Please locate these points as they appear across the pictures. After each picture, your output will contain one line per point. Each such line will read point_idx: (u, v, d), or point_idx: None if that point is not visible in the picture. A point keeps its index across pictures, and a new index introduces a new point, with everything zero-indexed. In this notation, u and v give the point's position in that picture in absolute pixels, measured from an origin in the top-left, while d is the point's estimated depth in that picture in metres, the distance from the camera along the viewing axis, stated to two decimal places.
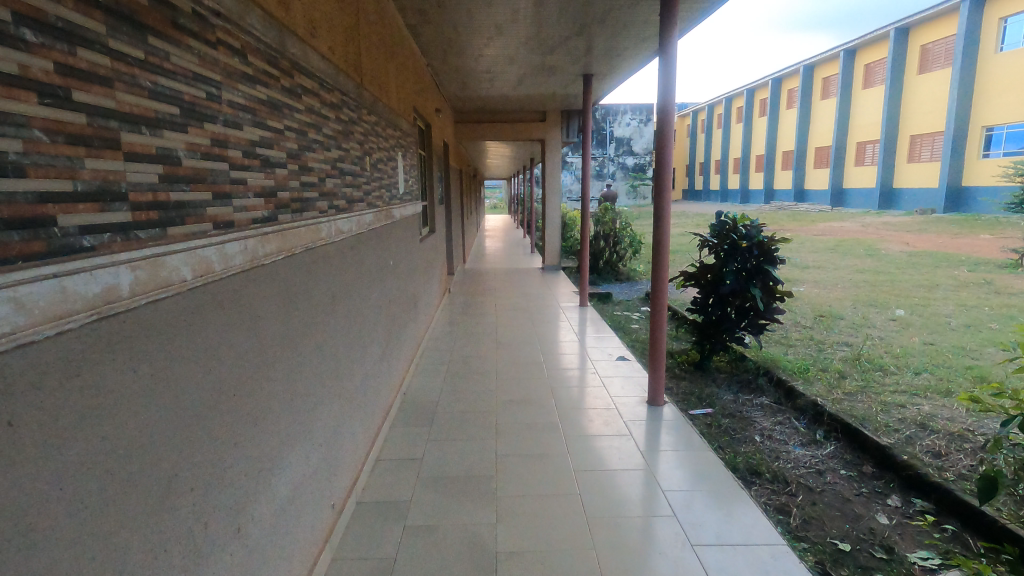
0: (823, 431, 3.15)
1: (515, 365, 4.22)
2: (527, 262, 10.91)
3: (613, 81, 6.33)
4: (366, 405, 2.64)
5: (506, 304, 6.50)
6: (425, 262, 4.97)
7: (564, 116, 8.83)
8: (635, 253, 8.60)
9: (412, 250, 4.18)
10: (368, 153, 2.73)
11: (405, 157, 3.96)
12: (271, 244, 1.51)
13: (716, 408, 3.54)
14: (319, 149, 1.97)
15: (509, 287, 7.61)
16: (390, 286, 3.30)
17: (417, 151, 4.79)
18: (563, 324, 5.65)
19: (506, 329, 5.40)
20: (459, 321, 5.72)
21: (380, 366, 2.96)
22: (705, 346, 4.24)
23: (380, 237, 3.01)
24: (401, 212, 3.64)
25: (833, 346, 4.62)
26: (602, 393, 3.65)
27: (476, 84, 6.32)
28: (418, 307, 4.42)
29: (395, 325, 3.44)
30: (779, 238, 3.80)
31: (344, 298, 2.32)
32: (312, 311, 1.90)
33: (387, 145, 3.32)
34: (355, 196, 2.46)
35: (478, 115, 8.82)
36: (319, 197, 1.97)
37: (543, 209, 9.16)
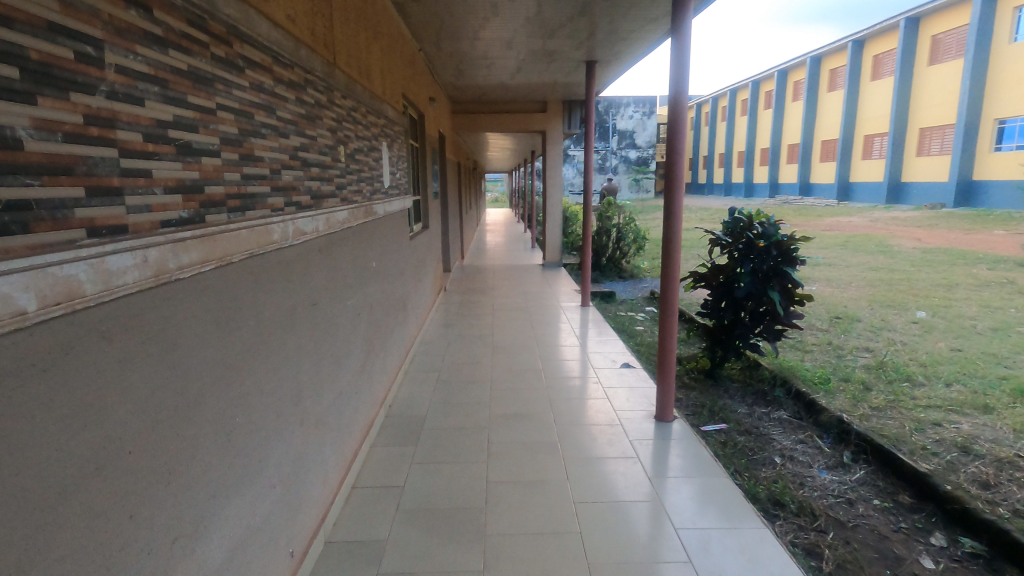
0: (850, 452, 2.84)
1: (511, 373, 3.92)
2: (528, 258, 10.59)
3: (617, 68, 5.99)
4: (340, 428, 2.34)
5: (504, 304, 6.19)
6: (417, 260, 4.66)
7: (565, 107, 8.48)
8: (639, 249, 8.26)
9: (400, 250, 3.86)
10: (343, 142, 2.40)
11: (392, 149, 3.64)
12: (193, 252, 1.19)
13: (730, 424, 3.23)
14: (272, 135, 1.64)
15: (508, 285, 7.30)
16: (372, 291, 3.00)
17: (407, 142, 4.48)
18: (563, 327, 5.34)
19: (502, 332, 5.07)
20: (454, 322, 5.40)
21: (359, 381, 2.67)
22: (716, 353, 3.93)
23: (358, 237, 2.69)
24: (386, 209, 3.32)
25: (853, 352, 4.31)
26: (605, 407, 3.34)
27: (472, 71, 6.00)
28: (408, 310, 4.11)
29: (379, 333, 3.13)
30: (799, 237, 3.48)
31: (311, 310, 2.02)
32: (264, 331, 1.60)
33: (370, 134, 2.99)
34: (323, 191, 2.13)
35: (477, 105, 8.47)
36: (272, 192, 1.65)
37: (543, 204, 8.83)
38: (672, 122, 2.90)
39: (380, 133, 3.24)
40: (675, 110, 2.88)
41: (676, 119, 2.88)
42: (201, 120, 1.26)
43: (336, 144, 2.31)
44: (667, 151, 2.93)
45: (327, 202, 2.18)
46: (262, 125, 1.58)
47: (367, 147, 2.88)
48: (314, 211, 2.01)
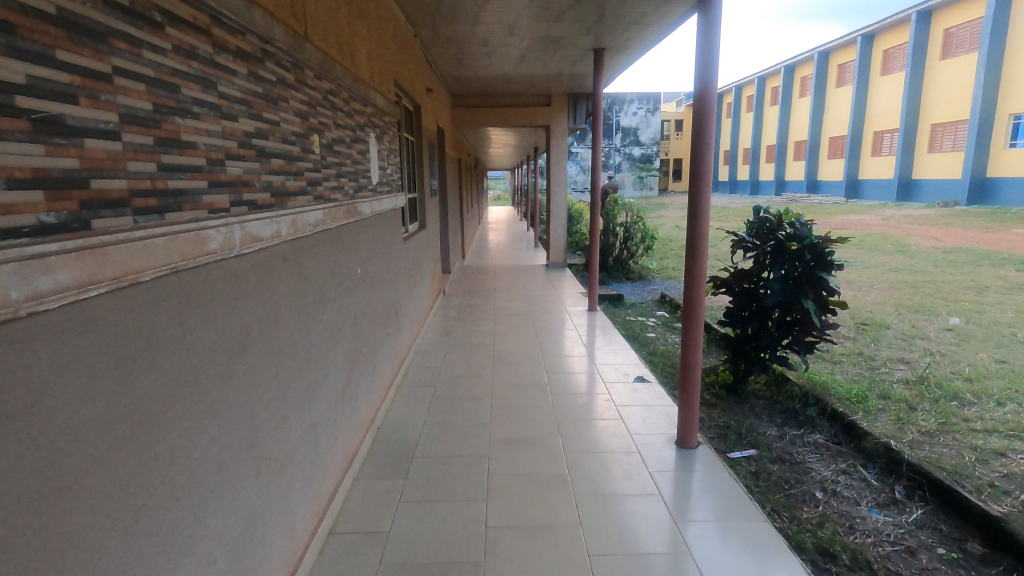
0: (902, 486, 2.49)
1: (513, 388, 3.57)
2: (530, 259, 10.21)
3: (627, 57, 5.63)
4: (315, 466, 1.99)
5: (506, 308, 5.84)
6: (412, 264, 4.30)
7: (571, 100, 8.12)
8: (647, 249, 7.89)
9: (391, 254, 3.50)
10: (316, 130, 2.05)
11: (383, 141, 3.28)
12: (65, 272, 0.84)
13: (761, 450, 2.87)
14: (210, 115, 1.29)
15: (511, 287, 6.95)
16: (355, 303, 2.64)
17: (401, 135, 4.13)
18: (569, 334, 5.00)
19: (504, 340, 4.72)
20: (453, 329, 5.04)
21: (339, 406, 2.31)
22: (740, 366, 3.57)
23: (338, 242, 2.33)
24: (374, 208, 2.96)
25: (888, 365, 3.95)
26: (619, 430, 2.98)
27: (472, 60, 5.65)
28: (401, 318, 3.76)
29: (364, 349, 2.78)
30: (836, 238, 3.11)
31: (272, 334, 1.65)
32: (200, 368, 1.24)
33: (354, 124, 2.64)
34: (289, 187, 1.78)
35: (478, 99, 8.11)
36: (211, 188, 1.30)
37: (547, 202, 8.47)
38: (697, 113, 2.53)
39: (367, 123, 2.87)
40: (703, 99, 2.51)
41: (703, 109, 2.51)
42: (82, 87, 0.90)
43: (307, 131, 1.95)
44: (692, 144, 2.56)
45: (294, 201, 1.81)
46: (190, 101, 1.21)
47: (350, 138, 2.52)
48: (274, 212, 1.64)
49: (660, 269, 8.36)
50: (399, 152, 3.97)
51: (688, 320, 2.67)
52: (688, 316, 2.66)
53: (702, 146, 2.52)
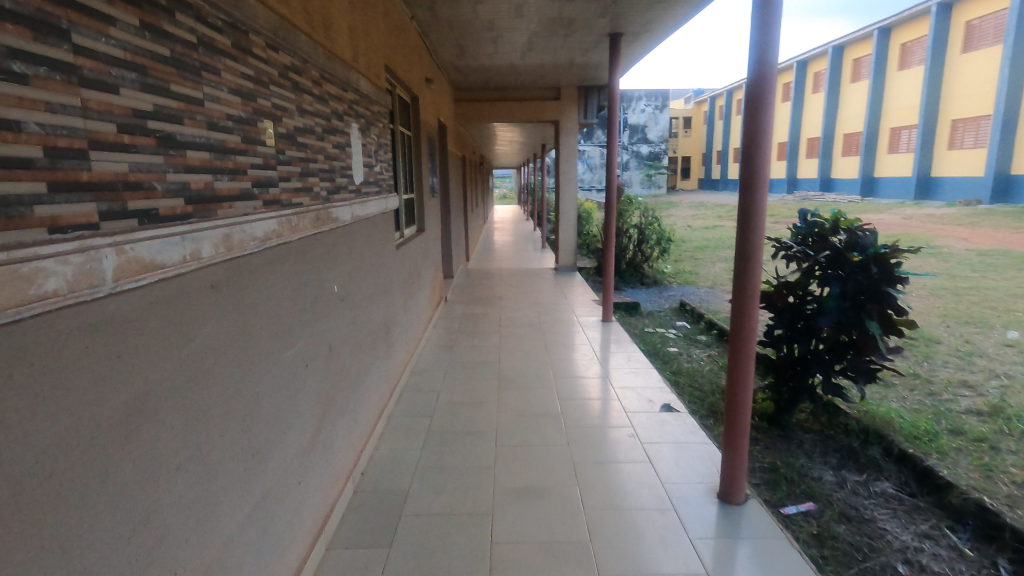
0: (1006, 561, 2.01)
1: (522, 419, 3.10)
2: (537, 261, 9.72)
3: (646, 43, 5.14)
4: (266, 553, 1.53)
5: (513, 318, 5.37)
6: (407, 273, 3.84)
7: (581, 94, 7.62)
8: (663, 253, 7.40)
9: (380, 266, 3.04)
10: (268, 115, 1.58)
11: (369, 134, 2.81)
12: None
13: (821, 504, 2.38)
14: (48, 77, 0.82)
15: (517, 294, 6.48)
16: (331, 329, 2.18)
17: (393, 128, 3.65)
18: (583, 348, 4.52)
19: (510, 356, 4.24)
20: (454, 343, 4.57)
21: (306, 463, 1.86)
22: (784, 395, 3.09)
23: (303, 258, 1.86)
24: (357, 214, 2.50)
25: (951, 390, 3.45)
26: (647, 476, 2.51)
27: (476, 48, 5.18)
28: (393, 337, 3.29)
29: (342, 383, 2.31)
30: (904, 248, 2.62)
31: (194, 395, 1.19)
32: (33, 479, 0.79)
33: (330, 111, 2.17)
34: (221, 192, 1.31)
35: (482, 93, 7.64)
36: (57, 195, 0.83)
37: (556, 201, 7.98)
38: (752, 99, 2.04)
39: (347, 111, 2.40)
40: (761, 83, 2.02)
41: (761, 95, 2.02)
42: None
43: (253, 115, 1.48)
44: (746, 137, 2.06)
45: (227, 209, 1.34)
46: (4, 54, 0.75)
47: (322, 128, 2.06)
48: (188, 225, 1.17)
49: (676, 273, 7.86)
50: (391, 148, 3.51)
51: (736, 353, 2.18)
52: (738, 347, 2.17)
53: (759, 139, 2.03)
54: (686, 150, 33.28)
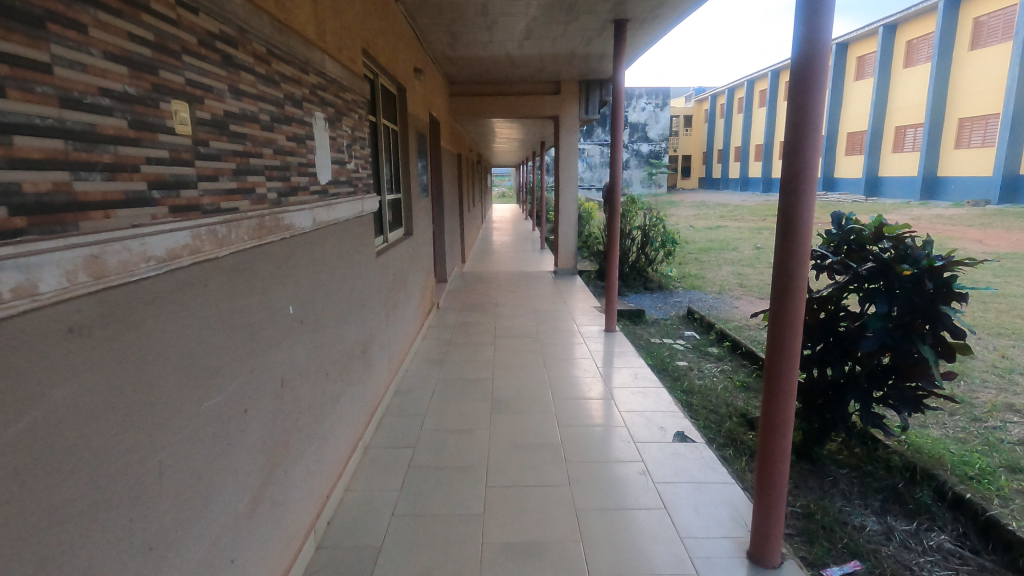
0: None
1: (517, 451, 2.74)
2: (535, 263, 9.33)
3: (652, 31, 4.76)
4: None
5: (510, 327, 5.01)
6: (390, 283, 3.46)
7: (582, 88, 7.24)
8: (668, 256, 7.03)
9: (355, 278, 2.67)
10: (179, 93, 1.21)
11: (340, 127, 2.43)
12: None
13: (869, 563, 2.01)
14: None
15: (515, 299, 6.11)
16: (284, 360, 1.80)
17: (374, 119, 3.28)
18: (584, 360, 4.16)
19: (504, 372, 3.86)
20: (444, 357, 4.20)
21: (245, 531, 1.50)
22: (814, 425, 2.72)
23: (241, 278, 1.49)
24: (321, 220, 2.12)
25: (997, 415, 3.08)
26: (663, 526, 2.14)
27: (469, 36, 4.80)
28: (372, 356, 2.92)
29: (302, 420, 1.95)
30: (961, 258, 2.26)
31: (33, 492, 0.82)
32: None
33: (285, 97, 1.81)
34: (90, 194, 0.95)
35: (478, 87, 7.25)
36: None
37: (555, 201, 7.61)
38: (798, 83, 1.66)
39: (308, 98, 2.03)
40: (808, 63, 1.64)
41: (809, 78, 1.64)
42: None
43: (151, 91, 1.11)
44: (791, 130, 1.68)
45: (97, 219, 0.96)
46: None
47: (269, 116, 1.68)
48: (13, 247, 0.80)
49: (682, 276, 7.50)
50: (370, 142, 3.13)
51: (774, 391, 1.81)
52: (776, 385, 1.79)
53: (806, 132, 1.65)
54: (686, 149, 32.89)
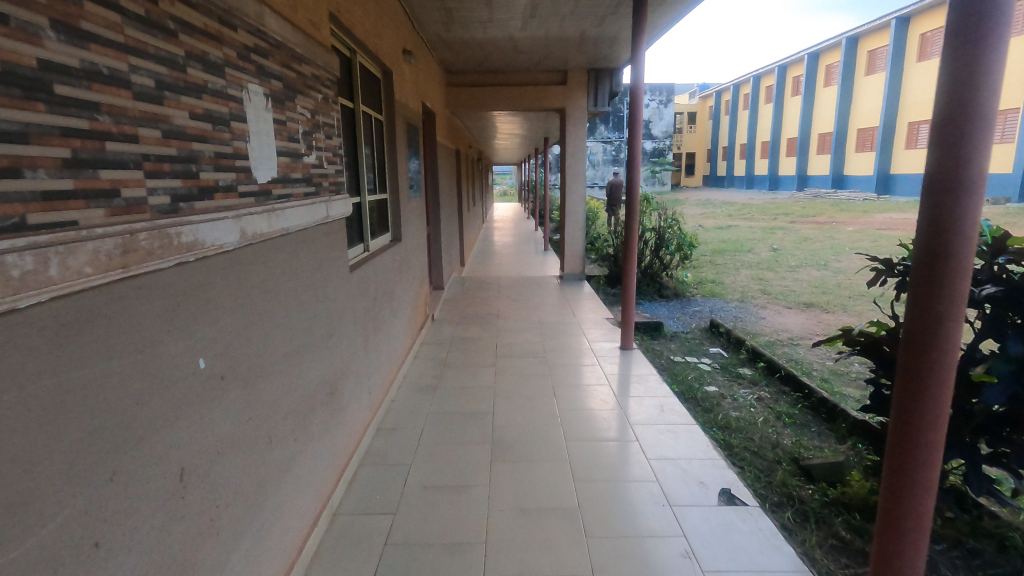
0: None
1: (523, 520, 2.17)
2: (539, 266, 8.74)
3: (676, 6, 4.17)
4: None
5: (512, 343, 4.46)
6: (371, 301, 2.91)
7: (591, 77, 6.64)
8: (684, 260, 6.45)
9: (319, 304, 2.11)
10: None
11: (295, 109, 1.87)
12: None
13: None
14: None
15: (518, 310, 5.55)
16: (188, 443, 1.23)
17: (347, 102, 2.71)
18: (600, 386, 3.59)
19: (505, 403, 3.30)
20: (438, 381, 3.64)
21: None
22: None
23: (82, 338, 0.92)
24: (258, 233, 1.54)
25: None
26: None
27: (466, 13, 4.22)
28: (343, 395, 2.37)
29: (226, 515, 1.40)
30: None
31: None
32: None
33: (190, 58, 1.25)
34: None
35: (477, 76, 6.69)
36: None
37: (562, 201, 7.04)
38: (957, 56, 1.16)
39: (236, 63, 1.46)
40: (972, 23, 1.14)
41: (977, 45, 1.13)
42: None
43: None
44: (941, 123, 1.19)
45: None
46: None
47: (153, 80, 1.11)
48: None
49: (698, 282, 6.92)
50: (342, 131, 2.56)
51: (905, 489, 1.32)
52: (910, 480, 1.31)
53: (969, 127, 1.15)
54: (691, 146, 32.25)
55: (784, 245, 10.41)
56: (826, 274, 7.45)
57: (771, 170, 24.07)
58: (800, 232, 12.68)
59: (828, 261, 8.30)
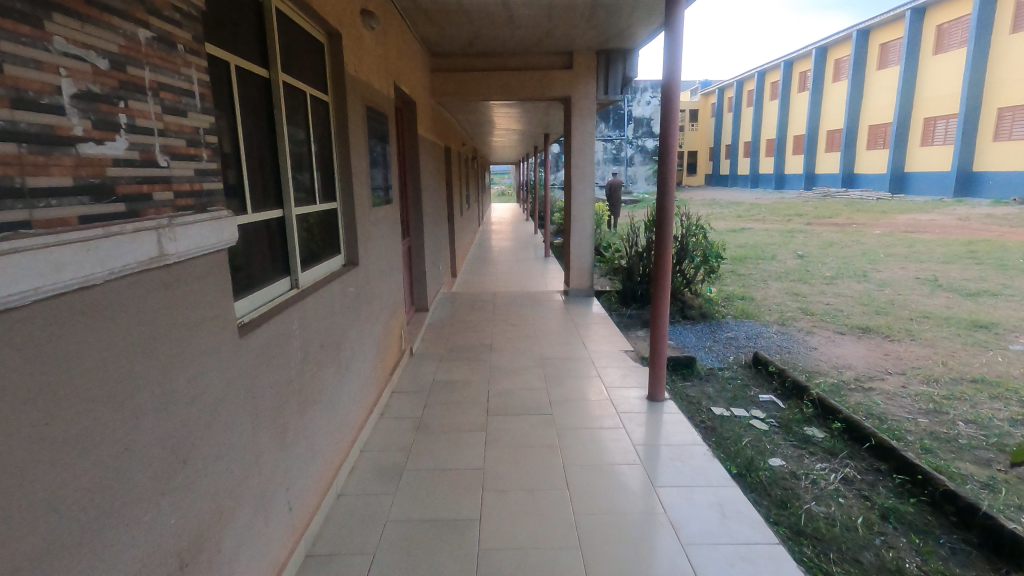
0: None
1: None
2: (540, 278, 7.76)
3: None
4: None
5: (509, 389, 3.49)
6: (294, 367, 1.93)
7: (601, 60, 5.67)
8: (710, 274, 5.50)
9: (145, 420, 1.13)
10: None
11: (46, 43, 0.90)
12: None
13: None
14: None
15: (515, 338, 4.59)
16: None
17: (242, 65, 1.74)
18: (628, 464, 2.62)
19: (499, 501, 2.32)
20: (409, 458, 2.67)
21: None
22: None
23: None
24: None
25: None
26: None
27: None
28: (222, 552, 1.41)
29: None
30: None
31: None
32: None
33: None
34: None
35: (468, 59, 5.72)
36: None
37: (566, 205, 6.07)
38: None
39: None
40: None
41: None
42: None
43: None
44: None
45: None
46: None
47: None
48: None
49: (725, 299, 5.96)
50: (221, 108, 1.59)
51: None
52: None
53: None
54: (693, 144, 31.30)
55: (808, 251, 9.44)
56: (870, 287, 6.47)
57: (778, 169, 23.13)
58: (822, 235, 11.69)
59: (867, 272, 7.31)
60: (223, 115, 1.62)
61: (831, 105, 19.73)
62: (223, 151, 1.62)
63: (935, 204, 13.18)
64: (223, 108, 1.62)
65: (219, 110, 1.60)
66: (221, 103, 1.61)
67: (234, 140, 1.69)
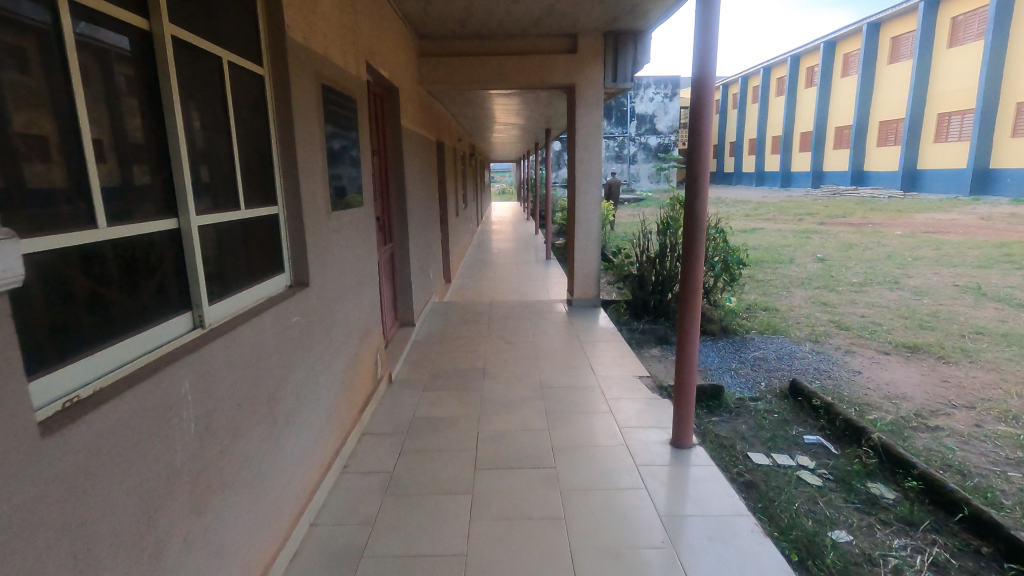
0: None
1: None
2: (540, 284, 7.16)
3: None
4: None
5: (503, 430, 2.89)
6: (188, 445, 1.35)
7: (608, 43, 5.06)
8: (732, 283, 4.90)
9: None
10: None
11: None
12: None
13: None
14: None
15: (513, 359, 3.99)
16: None
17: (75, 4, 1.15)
18: (655, 546, 2.01)
19: None
20: (371, 536, 2.06)
21: None
22: None
23: None
24: None
25: None
26: None
27: None
28: None
29: None
30: None
31: None
32: None
33: None
34: None
35: (460, 42, 5.12)
36: None
37: (571, 206, 5.47)
38: None
39: None
40: None
41: None
42: None
43: None
44: None
45: None
46: None
47: None
48: None
49: (747, 309, 5.36)
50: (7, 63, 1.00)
51: None
52: None
53: None
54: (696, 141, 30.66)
55: (829, 254, 8.74)
56: (905, 296, 5.86)
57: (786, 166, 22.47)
58: (839, 236, 11.05)
59: (899, 278, 6.68)
60: (19, 77, 1.02)
61: (841, 101, 19.06)
62: (23, 133, 1.03)
63: (954, 202, 12.47)
64: (16, 66, 1.02)
65: (6, 67, 0.99)
66: (15, 58, 1.01)
67: (55, 120, 1.10)
